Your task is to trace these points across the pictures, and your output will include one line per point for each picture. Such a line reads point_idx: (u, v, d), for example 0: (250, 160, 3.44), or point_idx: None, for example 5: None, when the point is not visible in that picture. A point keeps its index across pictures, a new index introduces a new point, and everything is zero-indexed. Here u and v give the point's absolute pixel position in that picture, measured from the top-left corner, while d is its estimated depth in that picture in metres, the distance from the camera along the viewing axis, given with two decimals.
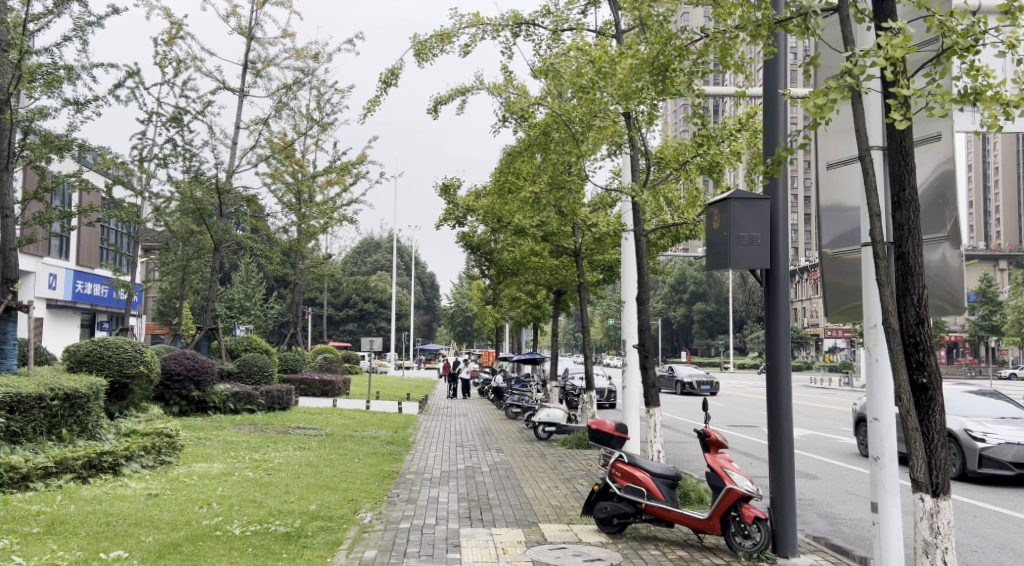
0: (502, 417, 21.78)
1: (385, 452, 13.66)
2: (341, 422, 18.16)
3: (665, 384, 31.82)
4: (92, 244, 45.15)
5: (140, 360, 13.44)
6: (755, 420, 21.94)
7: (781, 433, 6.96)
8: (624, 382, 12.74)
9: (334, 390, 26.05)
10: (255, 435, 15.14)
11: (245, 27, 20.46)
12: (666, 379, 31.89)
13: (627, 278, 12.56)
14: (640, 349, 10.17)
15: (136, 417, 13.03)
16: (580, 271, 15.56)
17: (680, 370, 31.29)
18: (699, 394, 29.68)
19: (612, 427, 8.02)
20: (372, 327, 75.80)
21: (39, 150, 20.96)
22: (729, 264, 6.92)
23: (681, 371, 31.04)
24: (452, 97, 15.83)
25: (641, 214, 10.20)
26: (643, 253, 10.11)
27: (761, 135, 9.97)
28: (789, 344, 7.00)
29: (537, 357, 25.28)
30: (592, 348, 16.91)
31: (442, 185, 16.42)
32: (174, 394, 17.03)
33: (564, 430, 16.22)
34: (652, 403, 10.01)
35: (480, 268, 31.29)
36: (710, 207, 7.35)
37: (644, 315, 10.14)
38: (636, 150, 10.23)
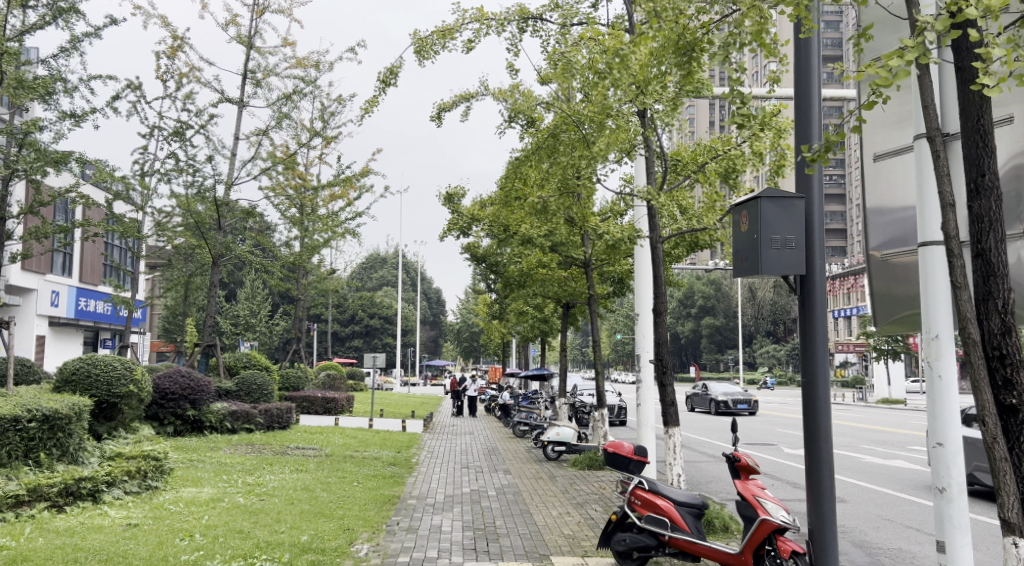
0: (509, 435, 21.07)
1: (386, 474, 12.96)
2: (342, 442, 17.48)
3: (697, 403, 30.30)
4: (94, 260, 44.67)
5: (130, 379, 12.81)
6: (771, 438, 21.19)
7: (820, 455, 6.22)
8: (638, 399, 12.05)
9: (337, 407, 25.38)
10: (251, 456, 14.47)
11: (245, 35, 19.98)
12: (698, 397, 30.39)
13: (642, 288, 11.94)
14: (657, 364, 9.48)
15: (125, 438, 12.35)
16: (591, 283, 14.88)
17: (715, 389, 29.60)
18: (737, 414, 28.14)
19: (630, 450, 7.31)
20: (378, 343, 75.16)
21: (35, 164, 20.49)
22: (762, 269, 6.25)
23: (715, 389, 29.52)
24: (455, 103, 15.25)
25: (657, 218, 9.53)
26: (660, 262, 9.44)
27: (787, 134, 9.39)
28: (828, 358, 6.32)
29: (545, 373, 24.56)
30: (603, 363, 16.20)
31: (446, 194, 15.83)
32: (168, 413, 16.40)
33: (575, 449, 15.51)
34: (672, 423, 9.31)
35: (486, 281, 30.64)
36: (738, 209, 6.71)
37: (661, 329, 9.46)
38: (651, 151, 9.63)
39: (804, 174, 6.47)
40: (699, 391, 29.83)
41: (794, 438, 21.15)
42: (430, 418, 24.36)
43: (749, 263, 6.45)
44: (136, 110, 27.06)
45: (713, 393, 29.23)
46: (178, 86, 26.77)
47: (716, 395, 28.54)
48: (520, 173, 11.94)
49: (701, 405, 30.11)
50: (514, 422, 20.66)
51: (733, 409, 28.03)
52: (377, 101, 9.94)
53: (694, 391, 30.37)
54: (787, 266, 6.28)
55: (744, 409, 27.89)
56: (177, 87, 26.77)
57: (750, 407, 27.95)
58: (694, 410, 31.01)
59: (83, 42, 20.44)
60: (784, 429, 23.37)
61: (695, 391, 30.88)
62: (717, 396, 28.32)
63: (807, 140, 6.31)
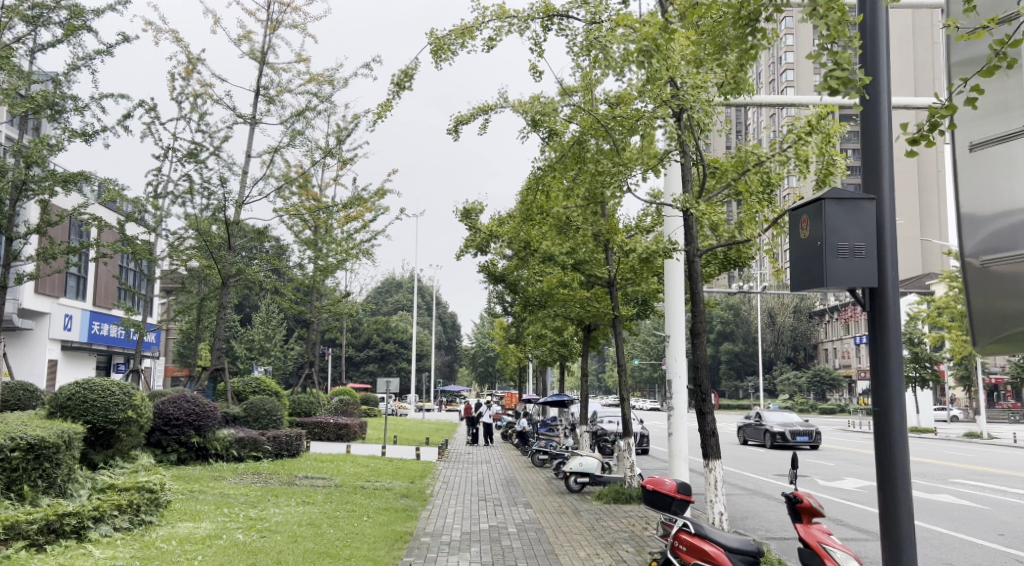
0: (527, 464, 20.18)
1: (399, 508, 12.14)
2: (353, 471, 16.67)
3: (751, 434, 28.09)
4: (109, 284, 44.35)
5: (128, 404, 12.11)
6: (804, 469, 20.21)
7: (897, 497, 5.40)
8: (669, 428, 11.23)
9: (349, 434, 24.57)
10: (256, 486, 13.69)
11: (258, 51, 19.46)
12: (752, 428, 28.18)
13: (673, 306, 11.30)
14: (694, 390, 8.62)
15: (121, 467, 11.59)
16: (615, 303, 14.04)
17: (771, 418, 27.50)
18: (795, 445, 25.93)
19: (672, 487, 6.51)
20: (392, 367, 74.48)
21: (44, 183, 19.97)
22: (827, 282, 5.45)
23: (770, 420, 27.34)
24: (473, 115, 14.65)
25: (695, 229, 8.70)
26: (697, 277, 8.61)
27: (837, 138, 8.56)
28: (904, 386, 5.47)
29: (565, 399, 23.68)
30: (628, 389, 15.34)
31: (464, 210, 15.09)
32: (172, 439, 15.66)
33: (598, 481, 14.66)
34: (713, 455, 8.46)
35: (503, 304, 29.99)
36: (797, 213, 5.97)
37: (699, 351, 8.63)
38: (688, 157, 8.82)
39: (874, 173, 5.68)
40: (754, 422, 27.61)
41: (828, 469, 20.15)
42: (445, 445, 23.52)
43: (811, 274, 5.67)
44: (150, 130, 26.75)
45: (769, 424, 27.02)
46: (192, 106, 26.41)
47: (773, 426, 26.36)
48: (542, 187, 11.23)
49: (756, 437, 27.87)
50: (533, 451, 19.80)
51: (794, 442, 25.79)
52: (391, 105, 9.28)
53: (749, 421, 28.12)
54: (856, 276, 5.47)
55: (804, 442, 25.68)
56: (192, 107, 26.41)
57: (811, 440, 25.74)
58: (746, 442, 28.83)
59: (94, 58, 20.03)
60: (816, 459, 22.36)
61: (748, 420, 28.71)
62: (774, 427, 26.14)
63: (878, 131, 5.59)
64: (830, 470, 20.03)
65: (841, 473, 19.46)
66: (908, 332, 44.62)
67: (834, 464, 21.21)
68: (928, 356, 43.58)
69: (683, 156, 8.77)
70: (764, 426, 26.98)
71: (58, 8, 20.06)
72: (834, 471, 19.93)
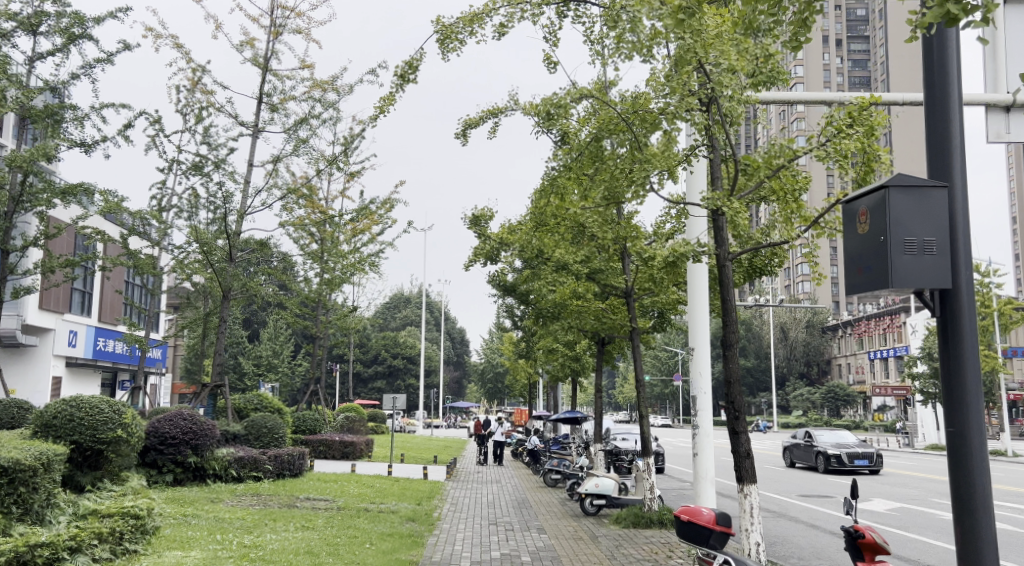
0: (539, 484, 19.42)
1: (404, 533, 11.40)
2: (358, 492, 15.90)
3: (800, 456, 25.12)
4: (114, 300, 43.79)
5: (118, 422, 11.39)
6: (829, 490, 19.38)
7: (980, 534, 4.65)
8: (694, 447, 10.47)
9: (355, 452, 23.86)
10: (255, 509, 12.96)
11: (261, 57, 18.79)
12: (802, 449, 25.23)
13: (696, 315, 10.63)
14: (727, 407, 7.86)
15: (109, 489, 10.87)
16: (633, 314, 13.29)
17: (822, 439, 24.50)
18: (853, 469, 22.84)
19: (711, 518, 5.71)
20: (401, 384, 73.57)
21: (41, 195, 19.36)
22: (893, 282, 4.72)
23: (822, 440, 24.43)
24: (482, 119, 14.04)
25: (725, 229, 7.98)
26: (729, 282, 7.90)
27: (880, 131, 7.87)
28: (984, 405, 4.70)
29: (578, 416, 22.83)
30: (645, 405, 14.58)
31: (472, 217, 14.42)
32: (168, 459, 14.91)
33: (616, 503, 13.90)
34: (748, 479, 7.69)
35: (512, 318, 29.32)
36: (853, 206, 5.27)
37: (731, 365, 7.90)
38: (716, 152, 8.14)
39: (943, 158, 4.96)
40: (804, 442, 24.69)
41: (854, 490, 19.32)
42: (454, 464, 22.75)
43: (871, 274, 4.96)
44: (155, 143, 26.30)
45: (822, 445, 24.04)
46: (197, 118, 25.90)
47: (827, 448, 23.43)
48: (556, 191, 10.55)
49: (807, 459, 24.88)
50: (545, 470, 19.08)
51: (852, 466, 22.80)
52: (394, 99, 8.65)
53: (799, 442, 25.13)
54: (926, 275, 4.74)
55: (863, 466, 22.73)
56: (197, 119, 25.90)
57: (871, 464, 22.77)
58: (794, 464, 25.89)
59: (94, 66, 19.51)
60: (840, 479, 21.46)
61: (795, 440, 25.81)
62: (829, 448, 23.20)
63: (947, 109, 4.89)
64: (856, 490, 19.19)
65: (868, 493, 18.61)
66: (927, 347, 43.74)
67: (857, 483, 20.35)
68: None
69: (711, 152, 8.11)
70: (817, 447, 24.01)
71: (57, 15, 19.50)
72: (860, 491, 19.09)
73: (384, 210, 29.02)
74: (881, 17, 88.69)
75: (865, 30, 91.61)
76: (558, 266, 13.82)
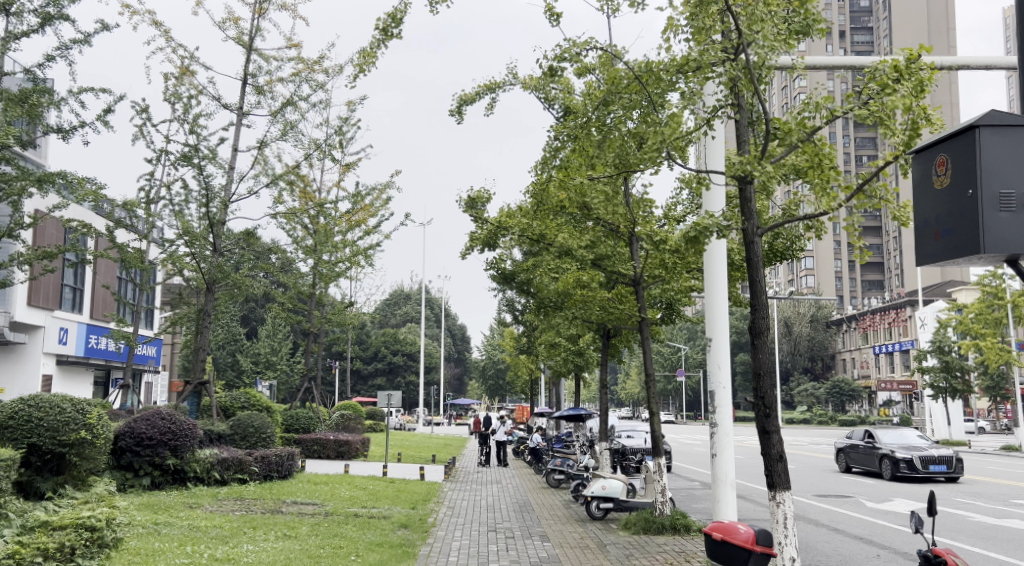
0: (541, 486, 18.44)
1: (394, 542, 10.44)
2: (349, 495, 14.98)
3: (860, 460, 21.55)
4: (106, 298, 42.75)
5: (82, 424, 10.47)
6: (845, 489, 18.44)
7: None
8: (712, 448, 9.51)
9: (351, 451, 22.98)
10: (236, 515, 12.00)
11: (245, 35, 17.76)
12: (860, 452, 21.65)
13: (715, 298, 9.76)
14: (757, 405, 6.89)
15: (70, 496, 9.92)
16: (642, 304, 12.26)
17: (887, 441, 20.87)
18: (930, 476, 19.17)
19: (748, 537, 4.80)
20: (401, 381, 72.73)
21: (16, 183, 18.40)
22: (987, 244, 3.76)
23: (886, 441, 20.88)
24: (479, 95, 13.12)
25: (754, 200, 7.04)
26: (758, 264, 6.97)
27: (930, 87, 6.91)
28: None
29: (582, 413, 21.86)
30: (656, 401, 13.63)
31: (469, 198, 13.45)
32: (144, 462, 13.91)
33: (624, 507, 12.97)
34: (781, 485, 6.76)
35: (513, 312, 28.42)
36: (926, 154, 4.32)
37: (761, 355, 6.91)
38: (742, 114, 7.22)
39: None
40: (865, 443, 21.15)
41: (872, 489, 18.35)
42: (452, 463, 21.84)
43: (951, 240, 4.02)
44: (142, 132, 25.35)
45: (888, 447, 20.45)
46: (184, 106, 24.92)
47: (895, 451, 19.81)
48: (560, 164, 9.62)
49: (868, 464, 21.32)
50: (548, 470, 18.10)
51: (927, 473, 19.21)
52: (376, 57, 7.70)
53: (858, 444, 21.51)
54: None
55: (939, 472, 19.14)
56: (184, 106, 24.92)
57: (949, 470, 19.16)
58: (851, 468, 22.35)
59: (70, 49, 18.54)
60: (859, 478, 20.41)
61: (851, 442, 22.26)
62: (897, 452, 19.60)
63: None
64: (875, 490, 18.18)
65: (887, 493, 17.68)
66: (938, 340, 42.64)
67: (877, 483, 19.24)
68: (958, 364, 41.75)
69: (736, 113, 7.20)
70: (881, 450, 20.45)
71: None
72: (879, 491, 18.14)
73: (380, 200, 28.03)
74: (883, 7, 87.34)
75: (868, 22, 90.39)
76: (560, 252, 12.83)
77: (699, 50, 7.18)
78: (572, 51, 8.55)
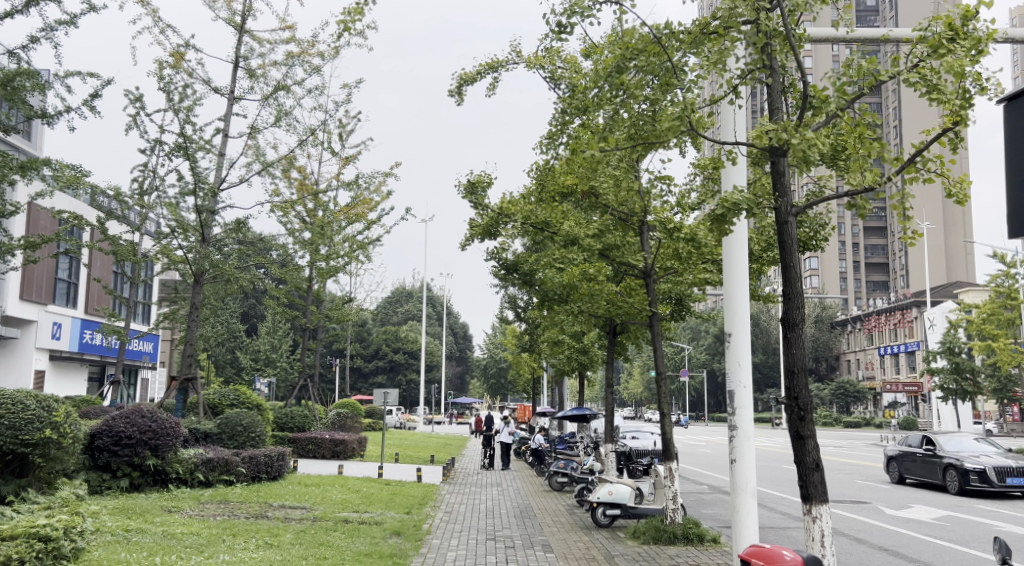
0: (543, 489, 17.61)
1: (385, 551, 9.65)
2: (341, 498, 14.20)
3: (917, 471, 18.96)
4: (100, 293, 41.96)
5: (47, 422, 9.70)
6: (861, 495, 17.62)
7: None
8: (731, 454, 8.69)
9: (347, 451, 22.18)
10: (216, 521, 11.20)
11: (236, 16, 16.96)
12: (918, 461, 19.12)
13: (735, 288, 8.93)
14: (792, 406, 6.09)
15: (32, 501, 9.12)
16: (653, 297, 11.44)
17: (950, 448, 18.36)
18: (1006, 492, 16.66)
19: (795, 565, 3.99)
20: (401, 379, 71.94)
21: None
22: None
23: (948, 449, 18.37)
24: (480, 74, 12.34)
25: (787, 176, 6.33)
26: (791, 249, 6.25)
27: (990, 47, 6.07)
28: None
29: (586, 412, 21.01)
30: (666, 400, 12.82)
31: (470, 182, 12.64)
32: (122, 462, 13.11)
33: (632, 514, 12.16)
34: (818, 498, 5.98)
35: (515, 309, 27.62)
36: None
37: (796, 351, 6.11)
38: (775, 80, 6.45)
39: None
40: (924, 451, 18.65)
41: (889, 495, 17.47)
42: (451, 464, 21.01)
43: None
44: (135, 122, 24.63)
45: (953, 457, 17.94)
46: (178, 95, 24.18)
47: (965, 461, 17.26)
48: (567, 139, 8.81)
49: (926, 475, 18.75)
50: (550, 473, 17.29)
51: (1002, 487, 16.67)
52: (365, 15, 6.93)
53: (917, 452, 18.96)
54: None
55: (1017, 488, 16.64)
56: (178, 95, 24.17)
57: None
58: (904, 479, 19.78)
59: (54, 30, 17.74)
60: (877, 483, 19.55)
61: (905, 448, 19.78)
62: (967, 461, 17.06)
63: None
64: (892, 496, 17.30)
65: (906, 499, 16.85)
66: (947, 341, 41.82)
67: (892, 489, 18.43)
68: (969, 366, 40.83)
69: (768, 77, 6.48)
70: (945, 460, 17.86)
71: None
72: (897, 497, 17.25)
73: (379, 194, 27.28)
74: (889, 5, 86.75)
75: (875, 20, 89.47)
76: (566, 241, 12.01)
77: (727, 7, 6.44)
78: (583, 7, 7.73)
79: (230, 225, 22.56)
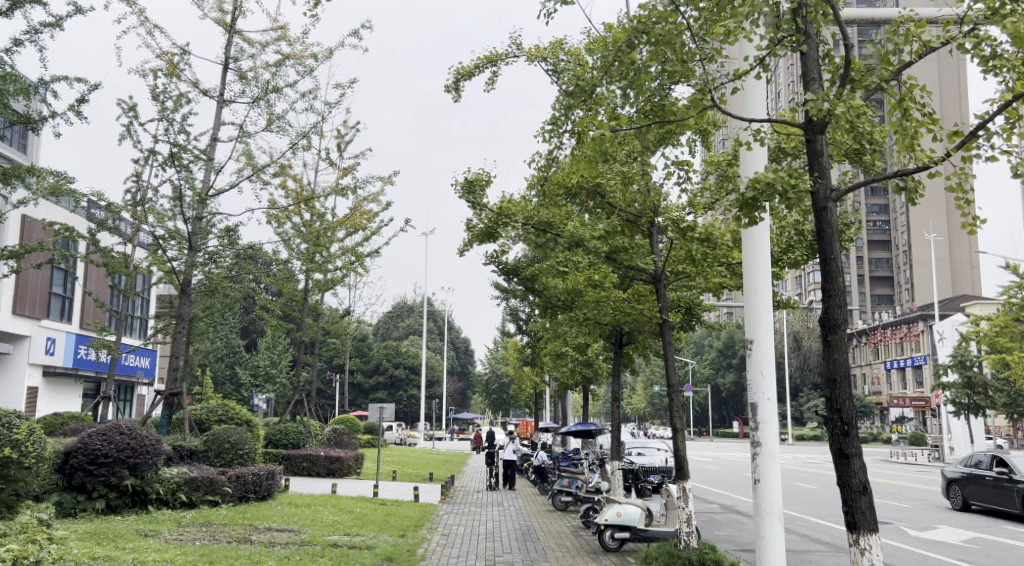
0: (546, 509, 16.78)
1: None
2: (332, 519, 13.40)
3: (985, 497, 17.21)
4: (95, 308, 41.21)
5: (7, 440, 9.05)
6: (881, 515, 16.77)
7: None
8: (754, 473, 7.88)
9: (343, 468, 21.37)
10: (196, 546, 10.39)
11: (226, 16, 16.31)
12: (988, 486, 17.36)
13: (757, 291, 8.18)
14: (835, 418, 5.32)
15: None
16: (663, 302, 10.64)
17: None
18: None
19: None
20: (402, 395, 71.07)
21: None
22: None
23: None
24: (478, 68, 11.63)
25: (824, 155, 5.62)
26: (831, 237, 5.54)
27: None
28: None
29: (591, 428, 20.11)
30: (677, 414, 12.05)
31: (467, 181, 11.90)
32: (97, 482, 12.29)
33: (642, 537, 11.35)
34: (866, 526, 5.20)
35: (517, 322, 26.86)
36: None
37: (838, 354, 5.35)
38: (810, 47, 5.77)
39: None
40: (998, 475, 16.87)
41: (912, 515, 16.61)
42: (450, 483, 20.18)
43: None
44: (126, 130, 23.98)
45: None
46: (171, 102, 23.53)
47: None
48: (572, 126, 8.08)
49: (997, 502, 17.00)
50: (554, 492, 16.48)
51: None
52: None
53: (987, 476, 17.24)
54: None
55: None
56: (171, 102, 23.53)
57: None
58: (968, 505, 18.01)
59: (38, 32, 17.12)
60: (898, 503, 18.67)
61: (971, 470, 18.00)
62: None
63: None
64: (916, 516, 16.43)
65: (931, 520, 15.98)
66: (958, 354, 40.83)
67: (913, 509, 17.59)
68: (981, 380, 39.84)
69: (803, 46, 5.80)
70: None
71: None
72: (921, 517, 16.39)
73: (377, 203, 26.57)
74: None
75: None
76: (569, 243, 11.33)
77: None
78: None
79: (224, 234, 21.83)
